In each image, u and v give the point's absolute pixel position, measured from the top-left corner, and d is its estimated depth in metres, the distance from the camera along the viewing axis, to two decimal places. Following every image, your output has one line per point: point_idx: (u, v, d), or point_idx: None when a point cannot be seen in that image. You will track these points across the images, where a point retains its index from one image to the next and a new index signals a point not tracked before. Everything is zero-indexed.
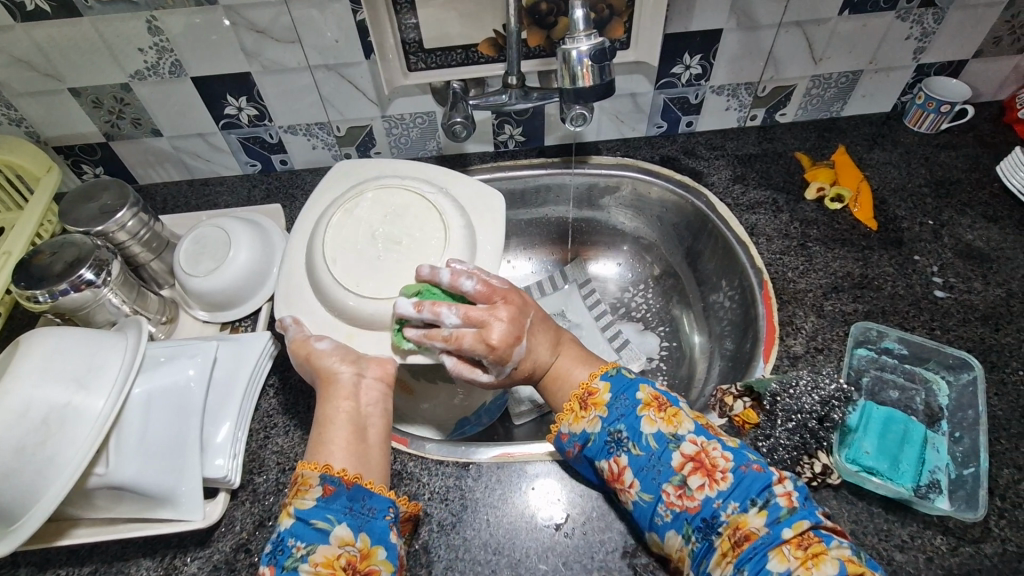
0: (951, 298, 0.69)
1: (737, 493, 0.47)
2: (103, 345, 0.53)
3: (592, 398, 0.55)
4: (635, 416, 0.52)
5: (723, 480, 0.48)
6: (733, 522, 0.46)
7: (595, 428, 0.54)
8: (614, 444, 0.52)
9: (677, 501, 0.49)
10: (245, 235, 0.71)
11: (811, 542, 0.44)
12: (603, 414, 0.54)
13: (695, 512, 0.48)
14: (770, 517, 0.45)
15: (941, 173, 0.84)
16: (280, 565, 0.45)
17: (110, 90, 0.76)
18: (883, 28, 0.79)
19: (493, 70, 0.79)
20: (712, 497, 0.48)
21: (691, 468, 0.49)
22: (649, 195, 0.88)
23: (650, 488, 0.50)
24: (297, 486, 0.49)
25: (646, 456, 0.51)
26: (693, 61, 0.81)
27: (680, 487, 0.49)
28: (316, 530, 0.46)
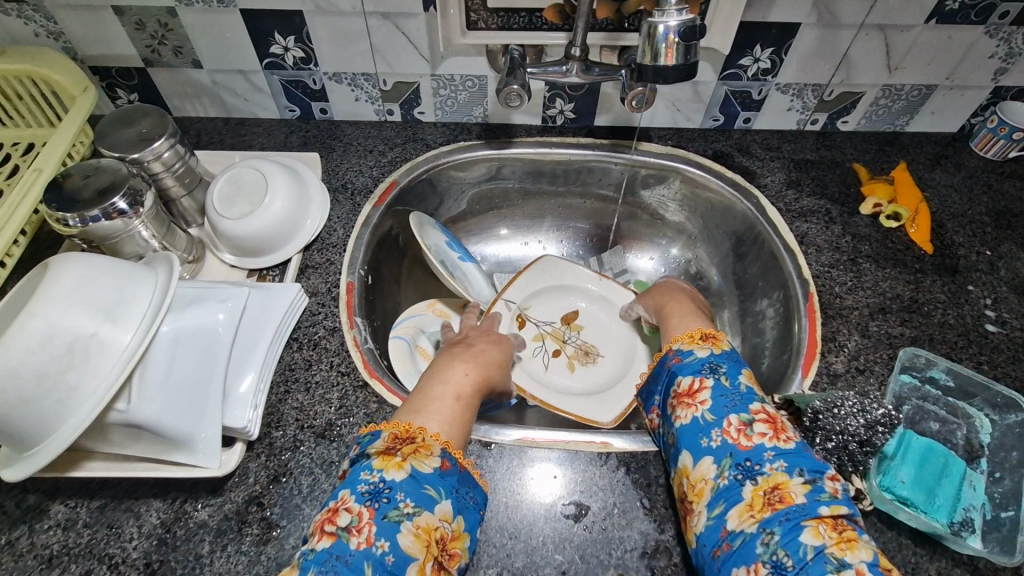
0: (1003, 334, 0.67)
1: (791, 457, 0.47)
2: (133, 279, 0.51)
3: (716, 337, 0.58)
4: (739, 367, 0.54)
5: (786, 440, 0.48)
6: (774, 479, 0.45)
7: (703, 354, 0.56)
8: (707, 370, 0.54)
9: (733, 433, 0.49)
10: (281, 182, 0.68)
11: (844, 527, 0.42)
12: (716, 350, 0.56)
13: (744, 451, 0.48)
14: (812, 492, 0.44)
15: (1004, 203, 0.80)
16: (380, 512, 0.43)
17: (155, 13, 0.73)
18: (968, 42, 0.75)
19: (555, 39, 0.75)
20: (766, 446, 0.47)
21: (762, 418, 0.49)
22: (696, 190, 0.85)
23: (718, 411, 0.51)
24: (415, 445, 0.47)
25: (730, 389, 0.52)
26: (764, 54, 0.77)
27: (744, 423, 0.49)
28: (427, 496, 0.45)
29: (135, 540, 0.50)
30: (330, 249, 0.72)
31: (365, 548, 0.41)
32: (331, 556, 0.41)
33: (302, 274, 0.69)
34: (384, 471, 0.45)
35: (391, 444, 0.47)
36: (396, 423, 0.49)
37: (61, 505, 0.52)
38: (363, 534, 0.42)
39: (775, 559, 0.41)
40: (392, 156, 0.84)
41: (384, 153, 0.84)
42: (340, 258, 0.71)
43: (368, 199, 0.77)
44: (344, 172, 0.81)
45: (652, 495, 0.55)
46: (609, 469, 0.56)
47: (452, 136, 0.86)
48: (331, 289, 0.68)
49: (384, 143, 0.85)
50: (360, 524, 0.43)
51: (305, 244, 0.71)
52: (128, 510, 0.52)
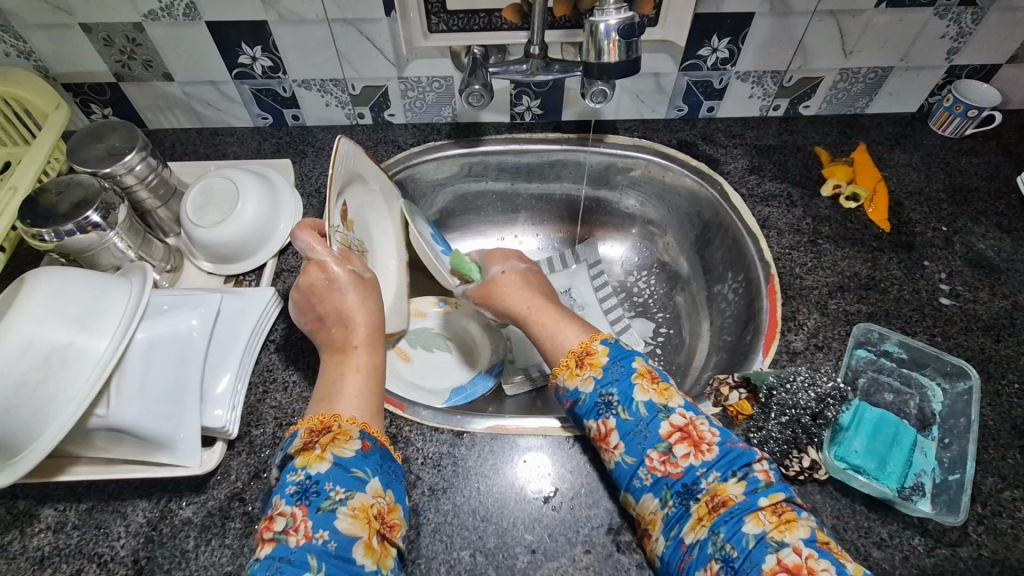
0: (956, 306, 0.69)
1: (720, 464, 0.50)
2: (107, 289, 0.53)
3: (590, 357, 0.58)
4: (629, 382, 0.55)
5: (709, 449, 0.51)
6: (712, 490, 0.49)
7: (588, 387, 0.56)
8: (604, 407, 0.55)
9: (659, 466, 0.51)
10: (252, 189, 0.70)
11: (784, 510, 0.48)
12: (597, 375, 0.56)
13: (676, 478, 0.50)
14: (748, 488, 0.49)
15: (960, 180, 0.82)
16: (313, 506, 0.46)
17: (123, 29, 0.75)
18: (918, 24, 0.78)
19: (517, 38, 0.77)
20: (694, 466, 0.50)
21: (677, 437, 0.52)
22: (663, 179, 0.87)
23: (635, 451, 0.52)
24: (333, 434, 0.50)
25: (635, 421, 0.53)
26: (721, 44, 0.79)
27: (665, 453, 0.51)
28: (356, 478, 0.48)
29: (122, 539, 0.53)
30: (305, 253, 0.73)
31: (306, 542, 0.45)
32: (275, 559, 0.44)
33: (277, 277, 0.71)
34: (308, 467, 0.48)
35: (309, 438, 0.50)
36: (312, 418, 0.52)
37: (50, 509, 0.54)
38: (301, 531, 0.45)
39: (724, 554, 0.46)
40: None
41: None
42: None
43: None
44: (317, 177, 0.83)
45: None
46: (577, 452, 0.58)
47: (422, 137, 0.88)
48: None
49: (356, 146, 0.87)
50: (296, 523, 0.46)
51: (279, 248, 0.72)
52: (115, 511, 0.54)
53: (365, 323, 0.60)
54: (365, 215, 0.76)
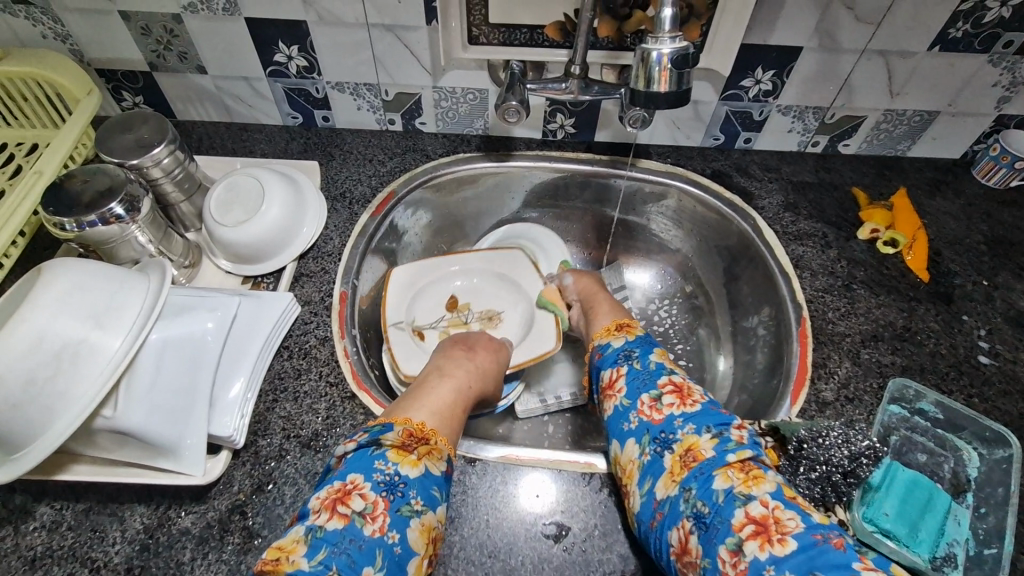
0: (995, 366, 0.66)
1: (698, 420, 0.52)
2: (124, 285, 0.52)
3: (628, 327, 0.65)
4: (649, 351, 0.61)
5: (692, 405, 0.54)
6: (686, 442, 0.51)
7: (618, 343, 0.63)
8: (623, 359, 0.60)
9: (648, 412, 0.54)
10: (278, 190, 0.69)
11: (751, 468, 0.48)
12: (630, 338, 0.64)
13: (657, 425, 0.53)
14: (719, 444, 0.49)
15: (1003, 233, 0.80)
16: (394, 505, 0.45)
17: (161, 19, 0.74)
18: (971, 71, 0.75)
19: (556, 56, 0.75)
20: (676, 416, 0.53)
21: (669, 391, 0.55)
22: (694, 209, 0.85)
23: (632, 395, 0.56)
24: (429, 446, 0.50)
25: (641, 371, 0.58)
26: (764, 76, 0.77)
27: (654, 400, 0.55)
28: (434, 493, 0.48)
29: (117, 545, 0.51)
30: (325, 258, 0.72)
31: (378, 536, 0.44)
32: (344, 539, 0.43)
33: (296, 282, 0.69)
34: (400, 465, 0.47)
35: (406, 435, 0.50)
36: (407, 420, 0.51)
37: (47, 506, 0.52)
38: (377, 522, 0.44)
39: (695, 510, 0.46)
40: (390, 165, 0.84)
41: (383, 163, 0.84)
42: (334, 267, 0.71)
43: (365, 209, 0.78)
44: (342, 180, 0.81)
45: None
46: (592, 490, 0.56)
47: (451, 147, 0.87)
48: (324, 298, 0.68)
49: (384, 152, 0.86)
50: (374, 513, 0.45)
51: (300, 251, 0.71)
52: (113, 514, 0.52)
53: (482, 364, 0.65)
54: (492, 285, 0.85)
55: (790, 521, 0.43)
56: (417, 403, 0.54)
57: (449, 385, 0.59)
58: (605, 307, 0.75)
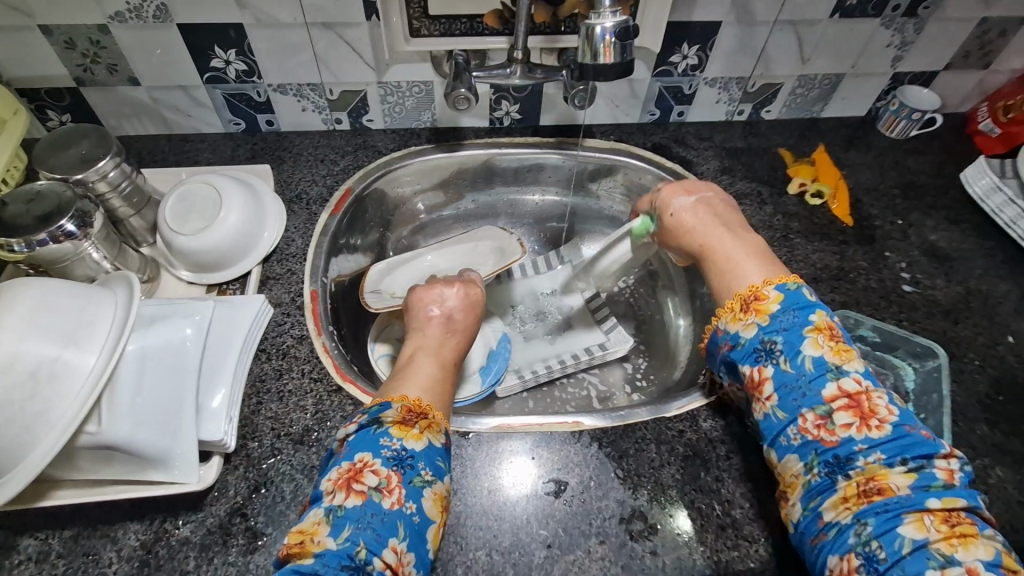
0: (917, 292, 0.75)
1: (887, 447, 0.45)
2: (92, 299, 0.50)
3: (758, 303, 0.54)
4: (800, 334, 0.50)
5: (878, 428, 0.46)
6: (869, 472, 0.45)
7: (750, 333, 0.53)
8: (763, 354, 0.51)
9: (813, 429, 0.47)
10: (236, 196, 0.68)
11: (959, 520, 0.42)
12: (762, 322, 0.53)
13: (830, 447, 0.46)
14: (917, 482, 0.44)
15: (910, 177, 0.89)
16: (406, 478, 0.46)
17: (86, 31, 0.71)
18: (867, 34, 0.84)
19: (497, 44, 0.78)
20: (855, 439, 0.46)
21: (842, 404, 0.47)
22: (641, 180, 0.90)
23: (788, 407, 0.49)
24: (428, 420, 0.51)
25: (795, 375, 0.49)
26: (691, 51, 0.83)
27: (822, 417, 0.47)
28: (441, 467, 0.49)
29: (114, 565, 0.49)
30: (291, 259, 0.71)
31: (397, 508, 0.45)
32: (366, 514, 0.44)
33: (264, 285, 0.69)
34: (405, 440, 0.48)
35: (408, 415, 0.50)
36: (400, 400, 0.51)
37: (29, 539, 0.50)
38: (394, 495, 0.45)
39: (868, 550, 0.42)
40: (344, 164, 0.84)
41: (336, 162, 0.84)
42: (301, 267, 0.71)
43: (324, 208, 0.78)
44: (296, 183, 0.81)
45: (625, 465, 0.58)
46: (582, 446, 0.59)
47: (402, 142, 0.88)
48: (294, 298, 0.68)
49: (335, 152, 0.86)
50: (389, 487, 0.46)
51: (264, 256, 0.70)
52: (104, 536, 0.50)
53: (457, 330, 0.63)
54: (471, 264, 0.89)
55: None
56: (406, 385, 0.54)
57: (432, 363, 0.58)
58: (736, 253, 0.60)
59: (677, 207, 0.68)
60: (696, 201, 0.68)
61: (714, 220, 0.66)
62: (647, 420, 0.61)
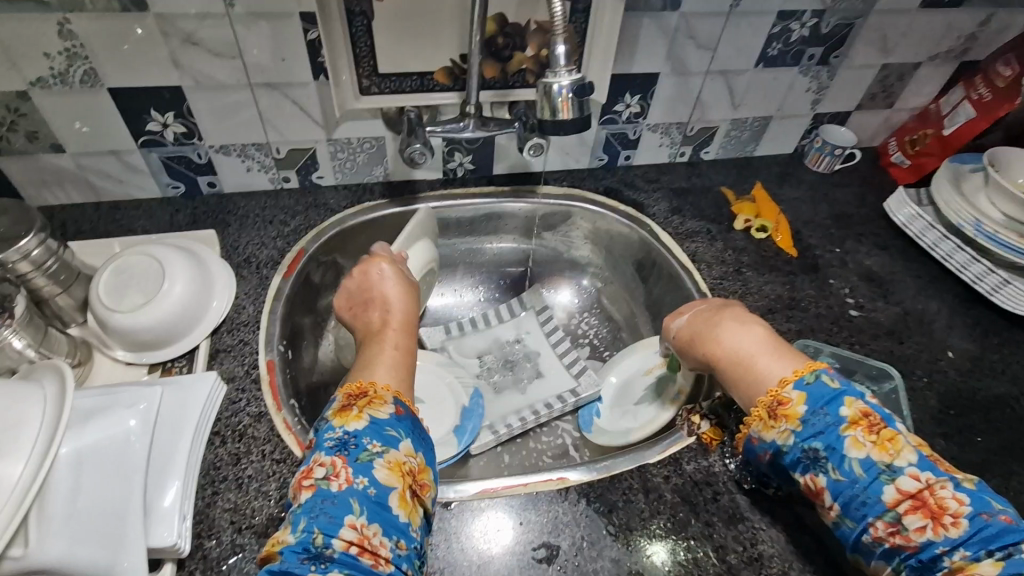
0: (863, 316, 0.79)
1: (969, 540, 0.44)
2: (17, 398, 0.45)
3: (784, 408, 0.52)
4: (838, 436, 0.49)
5: (953, 524, 0.44)
6: (957, 570, 0.43)
7: (789, 441, 0.51)
8: (811, 463, 0.50)
9: (888, 537, 0.46)
10: (180, 265, 0.63)
11: None
12: (796, 429, 0.51)
13: (913, 551, 0.45)
14: (1008, 571, 0.42)
15: (840, 208, 0.96)
16: (352, 457, 0.46)
17: (2, 98, 0.66)
18: (789, 80, 0.91)
19: (448, 98, 0.79)
20: (934, 541, 0.44)
21: (907, 506, 0.46)
22: (596, 224, 0.91)
23: (856, 516, 0.48)
24: (368, 398, 0.50)
25: (850, 483, 0.48)
26: (633, 100, 0.87)
27: (893, 523, 0.46)
28: (389, 435, 0.48)
29: None
30: (242, 329, 0.67)
31: (348, 487, 0.44)
32: (319, 502, 0.44)
33: (213, 360, 0.64)
34: (347, 424, 0.48)
35: (345, 401, 0.50)
36: (348, 384, 0.52)
37: None
38: (342, 476, 0.45)
39: None
40: (294, 224, 0.81)
41: (286, 222, 0.81)
42: (254, 337, 0.66)
43: (276, 271, 0.74)
44: (244, 246, 0.77)
45: (615, 520, 0.57)
46: (571, 504, 0.57)
47: (355, 198, 0.86)
48: (249, 371, 0.63)
49: (284, 212, 0.82)
50: (337, 470, 0.45)
51: (213, 327, 0.66)
52: None
53: (401, 312, 0.63)
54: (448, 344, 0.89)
55: None
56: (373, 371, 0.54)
57: (388, 344, 0.58)
58: (760, 346, 0.56)
59: (682, 321, 0.65)
60: (705, 308, 0.65)
61: (720, 315, 0.61)
62: (631, 468, 0.60)
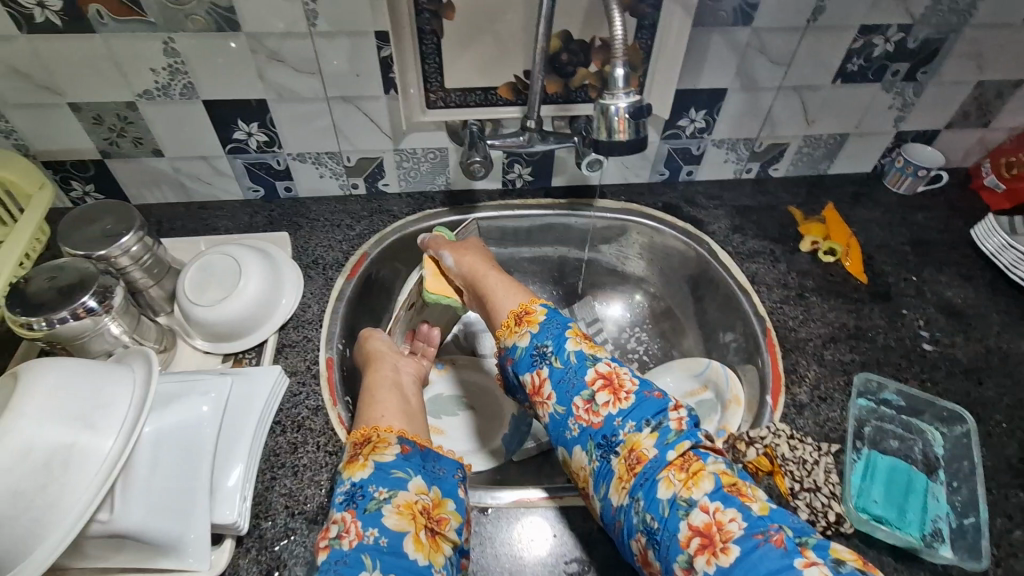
0: (938, 352, 0.74)
1: (634, 414, 0.54)
2: (110, 380, 0.50)
3: (528, 317, 0.63)
4: (562, 338, 0.60)
5: (625, 399, 0.55)
6: (629, 443, 0.53)
7: (525, 342, 0.62)
8: (539, 359, 0.60)
9: (585, 416, 0.56)
10: (254, 264, 0.69)
11: (691, 462, 0.51)
12: (534, 331, 0.62)
13: (598, 428, 0.55)
14: (659, 439, 0.52)
15: (921, 233, 0.90)
16: (360, 509, 0.50)
17: (115, 108, 0.74)
18: (868, 97, 0.86)
19: (510, 112, 0.81)
20: (613, 416, 0.55)
21: (599, 387, 0.56)
22: (652, 239, 0.90)
23: (564, 401, 0.57)
24: (373, 443, 0.55)
25: (565, 370, 0.58)
26: (698, 116, 0.86)
27: (588, 402, 0.56)
28: (396, 477, 0.52)
29: None
30: (306, 326, 0.72)
31: (358, 542, 0.48)
32: (332, 562, 0.48)
33: (279, 354, 0.69)
34: (353, 475, 0.53)
35: (353, 452, 0.55)
36: (356, 432, 0.58)
37: None
38: (352, 532, 0.49)
39: (647, 525, 0.50)
40: (359, 229, 0.85)
41: (352, 227, 0.86)
42: (316, 334, 0.71)
43: (340, 273, 0.79)
44: (313, 248, 0.82)
45: None
46: None
47: (417, 206, 0.90)
48: (310, 366, 0.68)
49: (351, 216, 0.87)
50: (347, 527, 0.50)
51: (281, 323, 0.71)
52: None
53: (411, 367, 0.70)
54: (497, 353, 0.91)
55: (732, 524, 0.47)
56: (380, 418, 0.59)
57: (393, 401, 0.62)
58: (499, 287, 0.70)
59: (456, 258, 0.75)
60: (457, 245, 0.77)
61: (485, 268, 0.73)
62: None
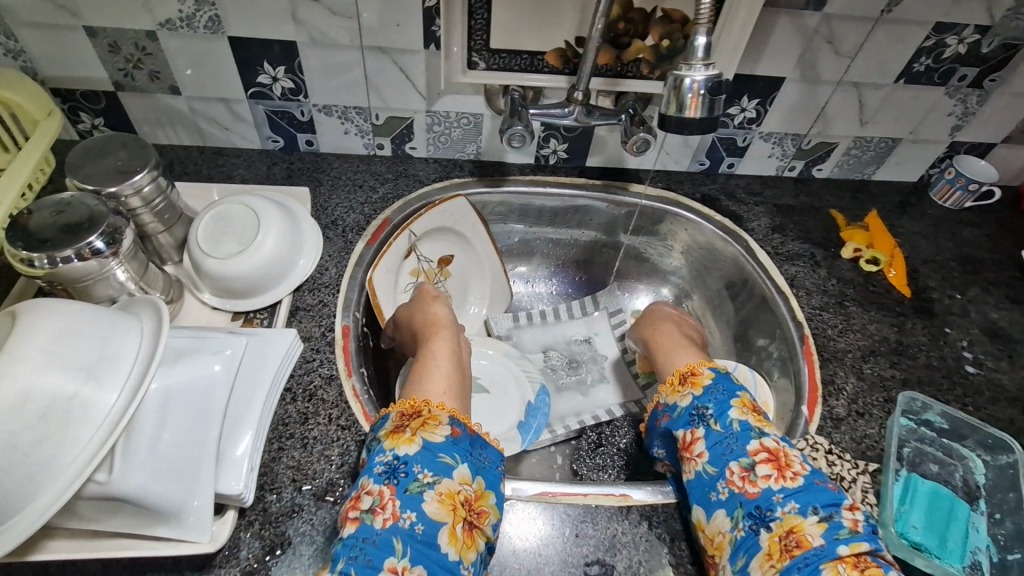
0: (981, 375, 0.71)
1: (800, 496, 0.49)
2: (118, 329, 0.45)
3: (693, 376, 0.61)
4: (727, 403, 0.57)
5: (792, 478, 0.50)
6: (787, 522, 0.48)
7: (686, 402, 0.59)
8: (697, 418, 0.57)
9: (738, 482, 0.51)
10: (274, 219, 0.64)
11: (867, 565, 0.45)
12: (697, 393, 0.59)
13: (751, 498, 0.50)
14: (827, 531, 0.46)
15: (967, 250, 0.86)
16: (401, 487, 0.47)
17: (133, 36, 0.68)
18: (930, 101, 0.82)
19: (555, 81, 0.75)
20: (772, 489, 0.50)
21: (763, 458, 0.52)
22: (687, 231, 0.86)
23: (718, 462, 0.53)
24: (423, 419, 0.52)
25: (724, 434, 0.54)
26: (750, 104, 0.81)
27: (746, 469, 0.52)
28: (444, 463, 0.49)
29: None
30: (323, 290, 0.67)
31: (393, 524, 0.45)
32: (360, 540, 0.45)
33: (293, 317, 0.64)
34: (398, 447, 0.49)
35: (400, 421, 0.52)
36: (402, 401, 0.54)
37: None
38: (388, 510, 0.46)
39: None
40: (383, 192, 0.81)
41: (375, 189, 0.81)
42: (333, 300, 0.67)
43: (360, 237, 0.74)
44: (333, 208, 0.77)
45: (676, 550, 0.53)
46: (631, 525, 0.54)
47: (444, 173, 0.85)
48: (325, 333, 0.63)
49: (374, 178, 0.82)
50: (383, 502, 0.46)
51: (297, 284, 0.66)
52: None
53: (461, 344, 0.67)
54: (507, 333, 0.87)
55: None
56: (437, 393, 0.56)
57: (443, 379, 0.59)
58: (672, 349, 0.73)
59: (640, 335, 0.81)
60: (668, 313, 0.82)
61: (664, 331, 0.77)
62: None
